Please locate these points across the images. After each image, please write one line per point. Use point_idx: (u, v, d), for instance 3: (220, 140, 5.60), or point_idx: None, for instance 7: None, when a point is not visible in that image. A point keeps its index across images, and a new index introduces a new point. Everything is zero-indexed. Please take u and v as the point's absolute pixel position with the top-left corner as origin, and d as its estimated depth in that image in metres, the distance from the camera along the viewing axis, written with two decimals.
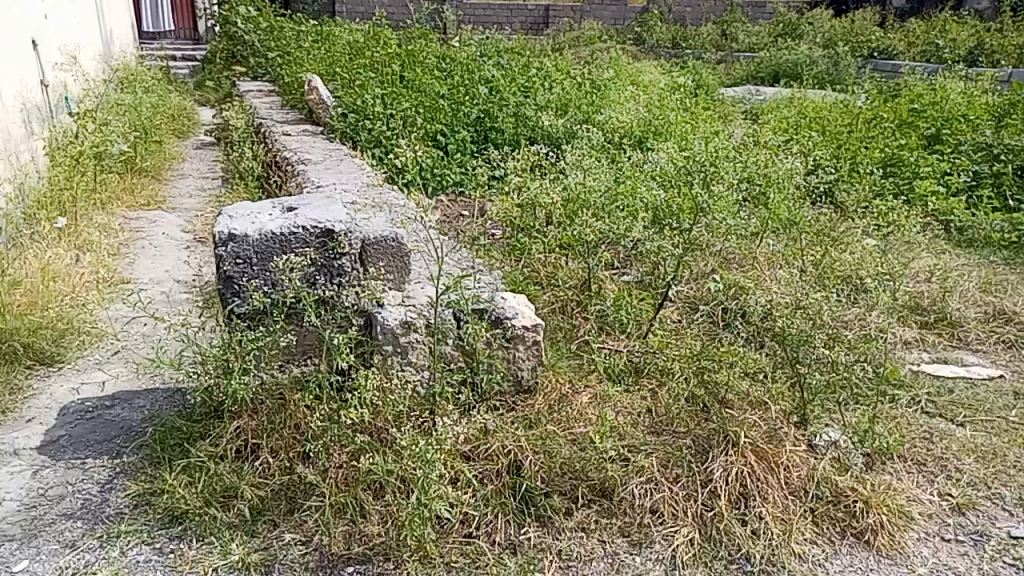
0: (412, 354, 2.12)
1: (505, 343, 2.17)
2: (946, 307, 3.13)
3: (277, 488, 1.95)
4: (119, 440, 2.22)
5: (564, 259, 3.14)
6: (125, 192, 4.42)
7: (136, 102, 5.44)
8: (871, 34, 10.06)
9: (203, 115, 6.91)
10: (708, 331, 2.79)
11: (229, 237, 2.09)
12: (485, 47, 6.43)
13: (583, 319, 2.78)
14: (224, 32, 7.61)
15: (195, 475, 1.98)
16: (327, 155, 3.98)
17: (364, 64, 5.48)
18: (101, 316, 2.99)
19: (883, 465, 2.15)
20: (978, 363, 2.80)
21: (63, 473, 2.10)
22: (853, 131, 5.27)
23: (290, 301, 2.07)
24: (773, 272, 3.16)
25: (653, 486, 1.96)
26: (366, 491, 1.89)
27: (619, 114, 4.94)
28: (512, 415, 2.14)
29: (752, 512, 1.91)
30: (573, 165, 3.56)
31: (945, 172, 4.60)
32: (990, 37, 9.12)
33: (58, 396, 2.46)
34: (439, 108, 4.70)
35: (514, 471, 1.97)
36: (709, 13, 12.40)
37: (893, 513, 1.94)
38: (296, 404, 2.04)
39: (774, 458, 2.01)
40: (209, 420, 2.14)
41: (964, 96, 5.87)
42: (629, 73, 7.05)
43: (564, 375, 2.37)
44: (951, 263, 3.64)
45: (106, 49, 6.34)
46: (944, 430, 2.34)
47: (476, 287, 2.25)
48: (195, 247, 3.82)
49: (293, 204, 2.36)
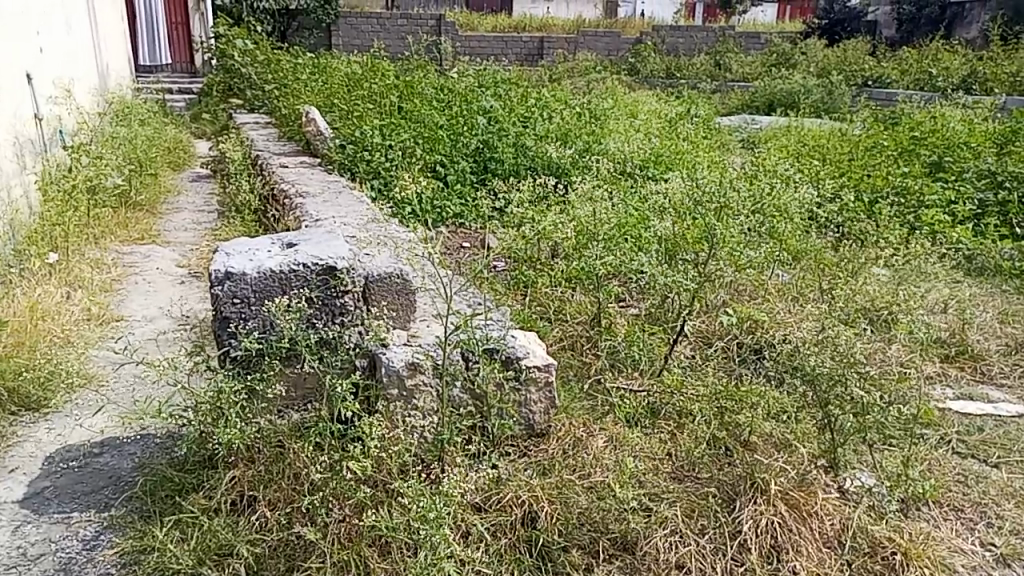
0: (418, 398, 2.01)
1: (517, 385, 2.07)
2: (967, 340, 3.03)
3: (273, 545, 1.80)
4: (107, 491, 2.09)
5: (571, 292, 3.04)
6: (118, 226, 4.31)
7: (132, 136, 5.36)
8: (864, 63, 10.12)
9: (200, 148, 6.85)
10: (724, 366, 2.67)
11: (225, 276, 2.00)
12: (484, 79, 6.41)
13: (594, 356, 2.66)
14: (221, 65, 7.56)
15: (187, 531, 1.85)
16: (324, 187, 3.90)
17: (362, 96, 5.44)
18: (90, 357, 2.86)
19: (918, 512, 2.04)
20: (1005, 399, 2.69)
21: (46, 529, 1.96)
22: (855, 159, 5.22)
23: (287, 345, 1.96)
24: (787, 305, 3.06)
25: (677, 539, 1.84)
26: (371, 547, 1.76)
27: (620, 146, 4.89)
28: (525, 463, 2.03)
29: (786, 567, 1.79)
30: (578, 198, 3.48)
31: (951, 201, 4.52)
32: (982, 66, 9.19)
33: (43, 444, 2.33)
34: (439, 139, 4.64)
35: (529, 523, 1.86)
36: (703, 43, 12.46)
37: (935, 565, 1.82)
38: (296, 453, 1.92)
39: (805, 507, 1.91)
40: (203, 470, 2.02)
41: (963, 124, 5.86)
42: (627, 104, 7.03)
43: (577, 418, 2.25)
44: (967, 291, 3.54)
45: (102, 83, 6.28)
46: (978, 472, 2.23)
47: (485, 326, 2.15)
48: (190, 282, 3.70)
49: (293, 239, 2.26)
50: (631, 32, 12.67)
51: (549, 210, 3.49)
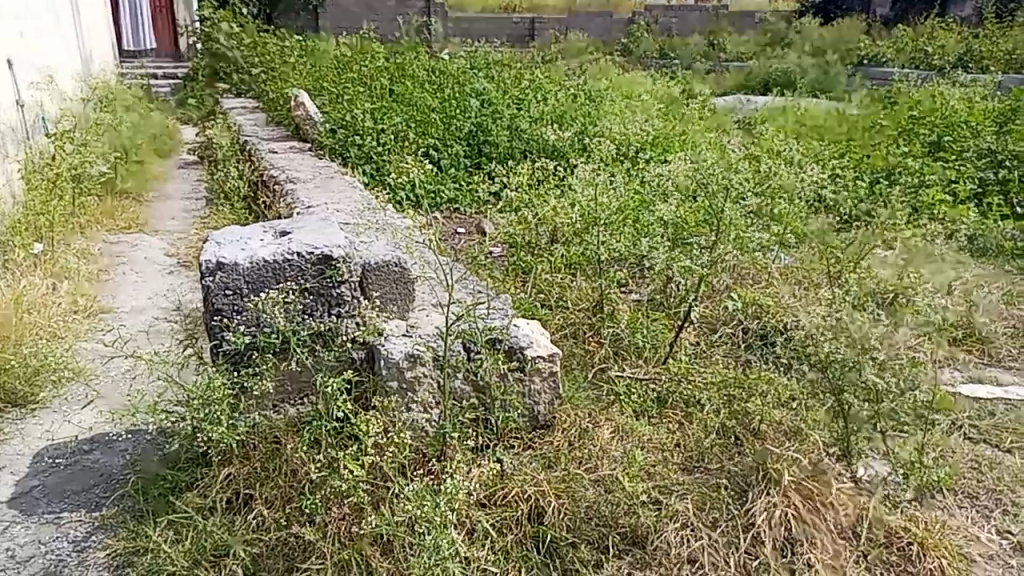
0: (419, 389, 1.93)
1: (521, 376, 2.01)
2: (974, 323, 2.97)
3: (272, 545, 1.74)
4: (98, 489, 2.03)
5: (571, 278, 2.97)
6: (105, 215, 4.22)
7: (117, 122, 5.24)
8: (859, 42, 10.02)
9: (187, 135, 6.73)
10: (730, 352, 2.61)
11: (217, 267, 1.92)
12: (475, 61, 6.30)
13: (597, 344, 2.59)
14: (207, 49, 7.41)
15: (182, 531, 1.79)
16: (316, 173, 3.81)
17: (353, 78, 5.32)
18: (78, 350, 2.78)
19: (932, 501, 1.99)
20: (1013, 382, 2.64)
21: (36, 529, 1.90)
22: (853, 139, 5.15)
23: (282, 338, 1.88)
24: (791, 289, 3.00)
25: (689, 533, 1.79)
26: (373, 545, 1.69)
27: (614, 127, 4.81)
28: (531, 456, 1.97)
29: (801, 560, 1.75)
30: (576, 181, 3.40)
31: (952, 179, 4.46)
32: (977, 44, 9.12)
33: (30, 442, 2.25)
34: (431, 123, 4.55)
35: (536, 518, 1.80)
36: (695, 23, 12.34)
37: (953, 555, 1.78)
38: (293, 450, 1.86)
39: (819, 497, 1.86)
40: (197, 467, 1.95)
41: (962, 102, 5.79)
42: (621, 85, 6.93)
43: (582, 408, 2.17)
44: (972, 272, 3.48)
45: (86, 68, 6.14)
46: (991, 458, 2.18)
47: (487, 314, 2.08)
48: (180, 271, 3.62)
49: (286, 227, 2.18)
50: (623, 12, 12.51)
51: (546, 194, 3.42)
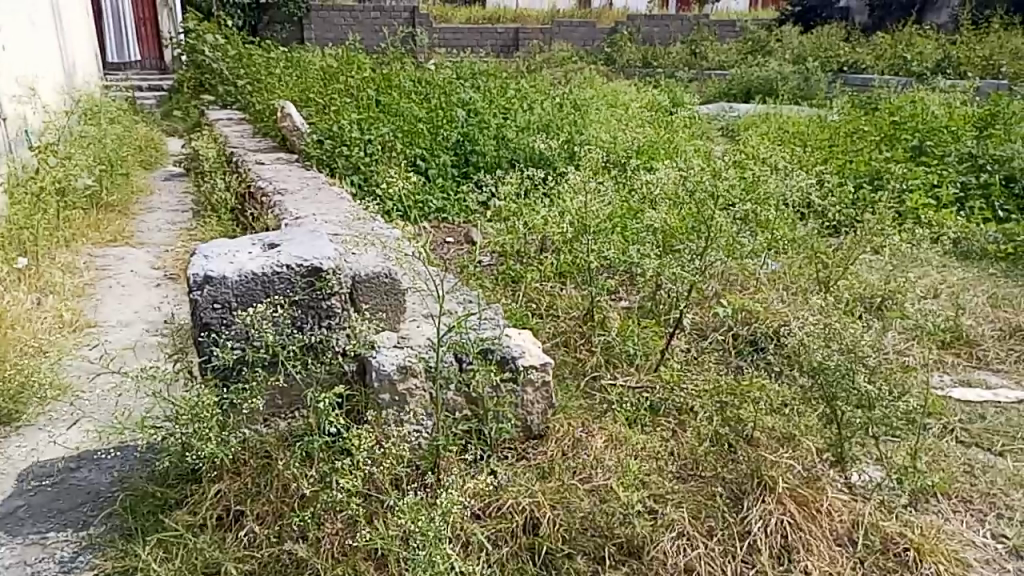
0: (412, 401, 1.92)
1: (514, 387, 2.00)
2: (961, 326, 2.99)
3: (264, 561, 1.71)
4: (85, 508, 1.99)
5: (561, 286, 2.96)
6: (90, 228, 4.17)
7: (101, 134, 5.19)
8: (839, 49, 10.12)
9: (172, 146, 6.69)
10: (721, 359, 2.62)
11: (205, 280, 1.90)
12: (461, 71, 6.32)
13: (589, 352, 2.59)
14: (191, 60, 7.37)
15: (172, 549, 1.76)
16: (303, 184, 3.79)
17: (339, 89, 5.31)
18: (63, 366, 2.74)
19: (926, 505, 2.00)
20: (1002, 384, 2.66)
21: (21, 550, 1.86)
22: (837, 145, 5.20)
23: (272, 352, 1.87)
24: (780, 295, 3.01)
25: (686, 542, 1.78)
26: (367, 561, 1.68)
27: (600, 136, 4.82)
28: (525, 467, 1.96)
29: (798, 567, 1.75)
30: (565, 188, 3.40)
31: (934, 184, 4.50)
32: (954, 50, 9.24)
33: (15, 461, 2.21)
34: (418, 133, 4.54)
35: (531, 530, 1.79)
36: (677, 32, 12.45)
37: (949, 560, 1.78)
38: (284, 465, 1.83)
39: (815, 504, 1.87)
40: (186, 484, 1.92)
41: (943, 107, 5.85)
42: (606, 94, 6.96)
43: (576, 418, 2.16)
44: (957, 275, 3.51)
45: (68, 80, 6.08)
46: (983, 461, 2.19)
47: (479, 324, 2.07)
48: (166, 284, 3.58)
49: (274, 239, 2.16)
50: (607, 20, 12.58)
51: (536, 203, 3.42)
